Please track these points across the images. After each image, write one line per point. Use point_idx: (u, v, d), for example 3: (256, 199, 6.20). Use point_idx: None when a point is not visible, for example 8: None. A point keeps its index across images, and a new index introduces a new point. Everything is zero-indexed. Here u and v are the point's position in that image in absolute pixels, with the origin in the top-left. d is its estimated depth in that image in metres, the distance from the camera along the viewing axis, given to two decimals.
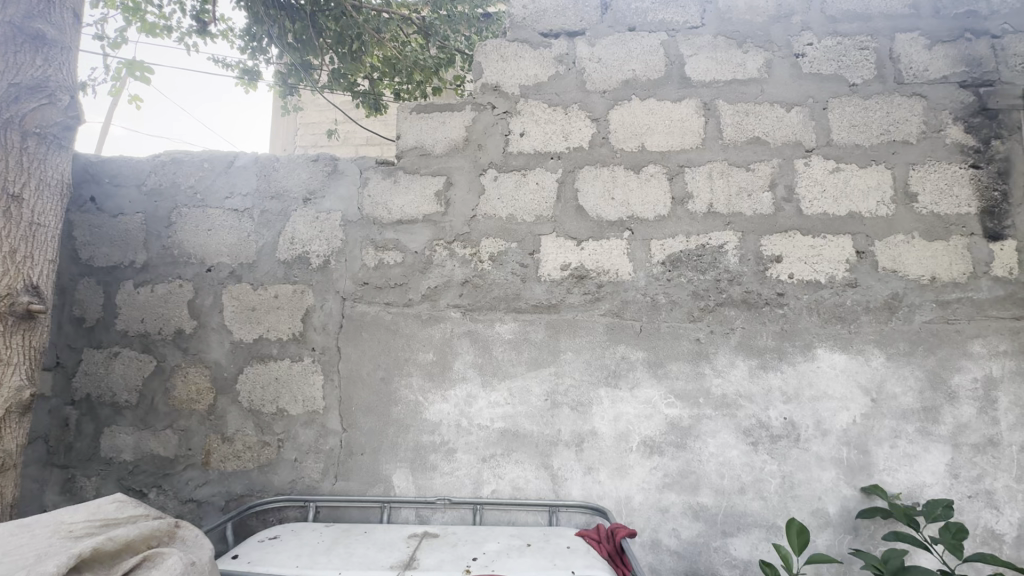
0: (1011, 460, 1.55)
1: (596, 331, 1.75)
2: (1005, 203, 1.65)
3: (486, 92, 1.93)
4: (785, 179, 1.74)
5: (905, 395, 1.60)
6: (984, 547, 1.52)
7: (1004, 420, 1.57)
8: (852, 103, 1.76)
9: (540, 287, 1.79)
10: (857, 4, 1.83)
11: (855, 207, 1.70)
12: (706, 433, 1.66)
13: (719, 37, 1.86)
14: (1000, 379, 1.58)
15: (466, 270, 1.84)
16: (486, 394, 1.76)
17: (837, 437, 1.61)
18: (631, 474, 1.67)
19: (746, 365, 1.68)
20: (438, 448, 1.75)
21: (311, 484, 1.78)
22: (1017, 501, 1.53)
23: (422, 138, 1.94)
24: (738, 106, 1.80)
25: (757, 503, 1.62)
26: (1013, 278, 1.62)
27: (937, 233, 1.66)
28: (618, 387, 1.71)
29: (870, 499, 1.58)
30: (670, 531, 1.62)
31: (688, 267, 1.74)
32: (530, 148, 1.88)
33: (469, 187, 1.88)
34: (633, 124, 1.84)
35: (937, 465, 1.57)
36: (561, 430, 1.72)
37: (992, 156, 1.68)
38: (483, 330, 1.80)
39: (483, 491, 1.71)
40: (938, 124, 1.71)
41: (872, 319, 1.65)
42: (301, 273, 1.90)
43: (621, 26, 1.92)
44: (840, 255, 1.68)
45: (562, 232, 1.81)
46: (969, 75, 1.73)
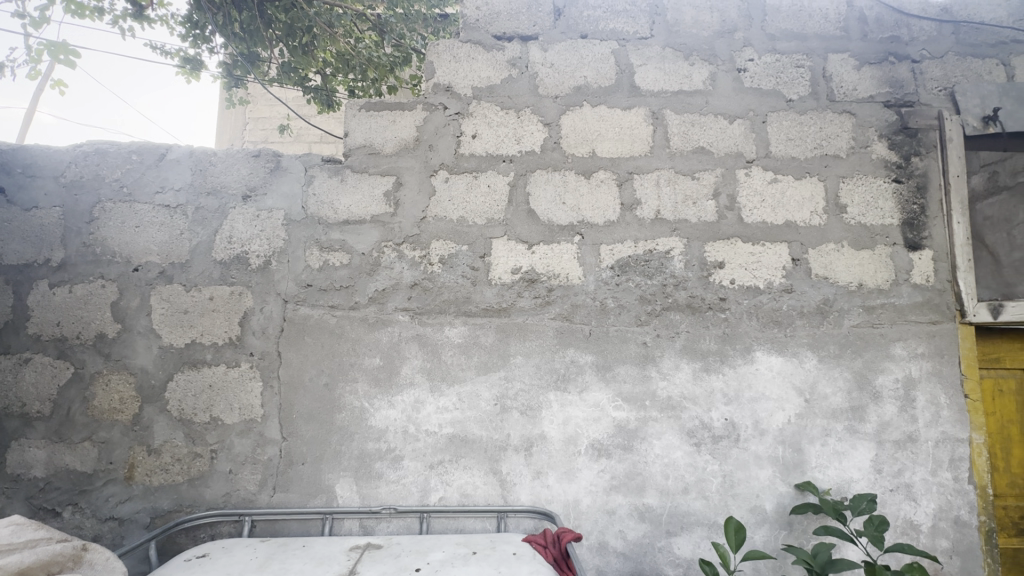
0: (927, 455, 1.67)
1: (545, 335, 1.75)
2: (922, 216, 1.79)
3: (438, 92, 1.90)
4: (727, 188, 1.81)
5: (835, 395, 1.70)
6: (903, 537, 1.62)
7: (921, 417, 1.68)
8: (788, 118, 1.85)
9: (490, 290, 1.77)
10: (795, 24, 1.93)
11: (791, 216, 1.79)
12: (652, 435, 1.69)
13: (667, 49, 1.91)
14: (918, 379, 1.70)
15: (414, 273, 1.79)
16: (434, 399, 1.73)
17: (774, 437, 1.68)
18: (579, 477, 1.68)
19: (690, 368, 1.72)
20: (383, 456, 1.70)
21: (246, 498, 1.68)
22: (933, 493, 1.65)
23: (370, 136, 1.89)
24: (684, 117, 1.86)
25: (699, 503, 1.66)
26: (930, 285, 1.75)
27: (864, 242, 1.77)
28: (567, 391, 1.72)
29: (802, 495, 1.66)
30: (616, 534, 1.64)
31: (635, 271, 1.77)
32: (482, 150, 1.86)
33: (419, 188, 1.85)
34: (584, 129, 1.86)
35: (862, 461, 1.66)
36: (510, 435, 1.70)
37: (912, 172, 1.81)
38: (432, 335, 1.76)
39: (430, 499, 1.67)
40: (864, 140, 1.83)
41: (805, 323, 1.73)
42: (238, 273, 1.80)
43: (573, 33, 1.94)
44: (777, 262, 1.76)
45: (513, 235, 1.80)
46: (892, 95, 1.86)
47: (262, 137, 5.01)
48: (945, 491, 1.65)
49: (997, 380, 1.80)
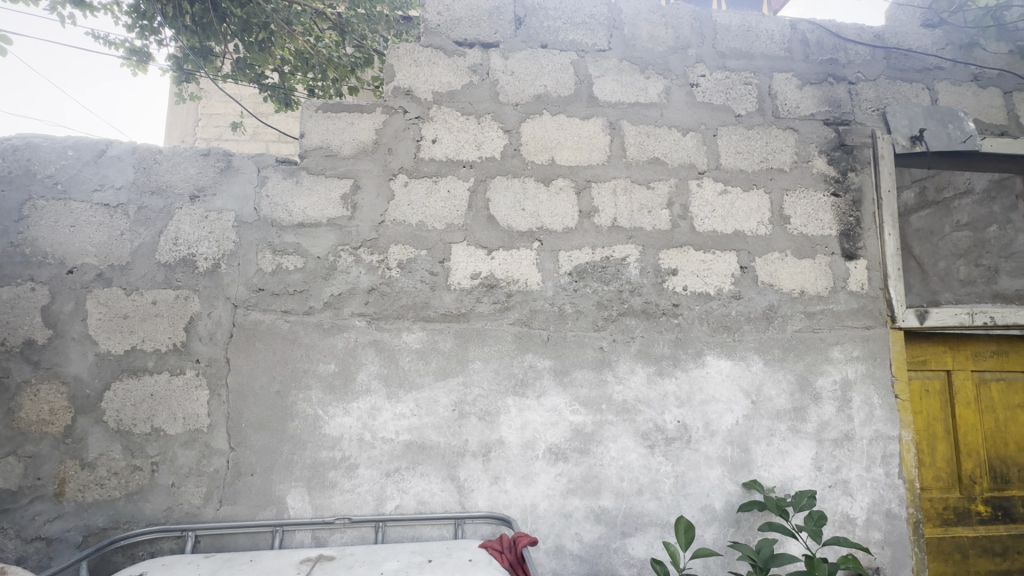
0: (862, 452, 1.77)
1: (504, 340, 1.75)
2: (858, 227, 1.90)
3: (397, 95, 1.89)
4: (680, 198, 1.88)
5: (779, 397, 1.78)
6: (840, 531, 1.71)
7: (857, 417, 1.78)
8: (737, 132, 1.94)
9: (449, 295, 1.77)
10: (743, 43, 2.02)
11: (740, 226, 1.87)
12: (608, 439, 1.73)
13: (624, 62, 1.97)
14: (854, 381, 1.80)
15: (372, 277, 1.77)
16: (390, 406, 1.70)
17: (723, 437, 1.75)
18: (536, 481, 1.69)
19: (645, 372, 1.77)
20: (337, 465, 1.66)
21: (189, 512, 1.60)
22: (867, 488, 1.75)
23: (327, 138, 1.85)
24: (640, 128, 1.92)
25: (652, 503, 1.71)
26: (865, 293, 1.86)
27: (806, 252, 1.87)
28: (525, 396, 1.73)
29: (749, 494, 1.73)
30: (573, 536, 1.67)
31: (593, 278, 1.81)
32: (442, 155, 1.86)
33: (377, 191, 1.82)
34: (543, 137, 1.89)
35: (804, 460, 1.75)
36: (468, 441, 1.70)
37: (849, 187, 1.93)
38: (390, 340, 1.74)
39: (386, 507, 1.65)
40: (806, 155, 1.94)
41: (752, 328, 1.81)
42: (184, 277, 1.73)
43: (533, 42, 1.97)
44: (726, 270, 1.84)
45: (472, 241, 1.81)
46: (831, 113, 1.98)
47: (217, 135, 4.76)
48: (878, 486, 1.75)
49: (924, 382, 1.93)
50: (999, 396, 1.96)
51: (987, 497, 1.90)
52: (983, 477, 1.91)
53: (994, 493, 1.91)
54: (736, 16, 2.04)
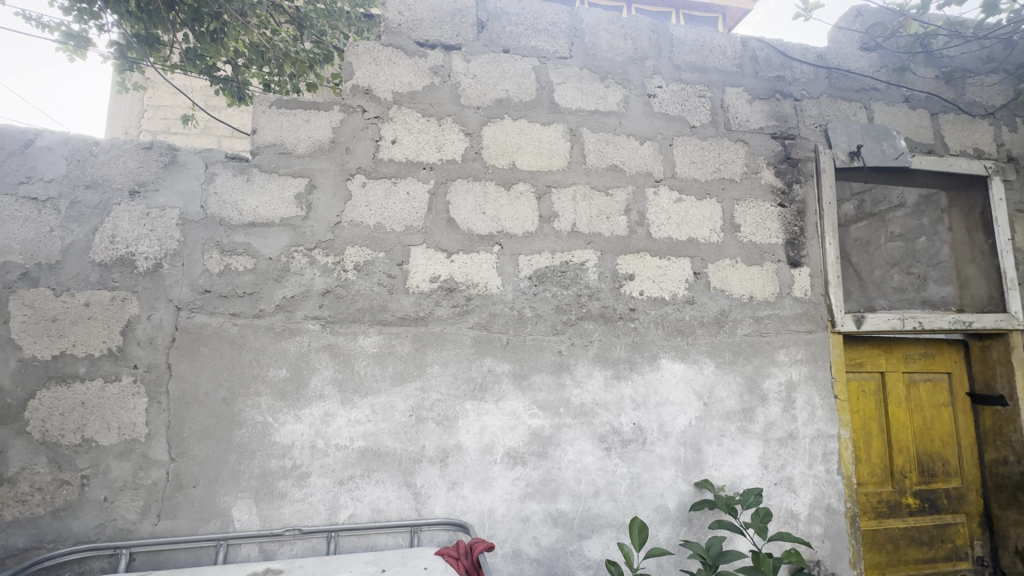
0: (805, 450, 1.86)
1: (463, 343, 1.74)
2: (802, 237, 2.00)
3: (356, 94, 1.85)
4: (637, 205, 1.92)
5: (728, 399, 1.84)
6: (784, 526, 1.79)
7: (800, 417, 1.88)
8: (692, 142, 2.01)
9: (407, 299, 1.74)
10: (698, 57, 2.10)
11: (693, 234, 1.93)
12: (565, 442, 1.75)
13: (584, 70, 2.00)
14: (798, 383, 1.89)
15: (327, 280, 1.72)
16: (345, 412, 1.66)
17: (677, 438, 1.80)
18: (494, 486, 1.69)
19: (602, 375, 1.80)
20: (288, 474, 1.60)
21: (124, 527, 1.50)
22: (809, 485, 1.84)
23: (281, 135, 1.79)
24: (599, 136, 1.95)
25: (608, 505, 1.74)
26: (807, 299, 1.96)
27: (755, 259, 1.95)
28: (484, 400, 1.73)
29: (700, 493, 1.78)
30: (530, 540, 1.68)
31: (552, 282, 1.83)
32: (401, 156, 1.84)
33: (333, 191, 1.78)
34: (504, 142, 1.90)
35: (752, 459, 1.82)
36: (426, 446, 1.68)
37: (793, 199, 2.03)
38: (345, 344, 1.69)
39: (339, 516, 1.60)
40: (755, 167, 2.03)
41: (705, 332, 1.87)
42: (122, 277, 1.63)
43: (496, 46, 1.97)
44: (681, 275, 1.90)
45: (431, 244, 1.79)
46: (778, 128, 2.08)
47: (164, 127, 4.36)
48: (819, 482, 1.85)
49: (860, 383, 2.05)
50: (926, 396, 2.10)
51: (916, 490, 2.03)
52: (912, 471, 2.04)
53: (922, 486, 2.04)
54: (691, 31, 2.11)
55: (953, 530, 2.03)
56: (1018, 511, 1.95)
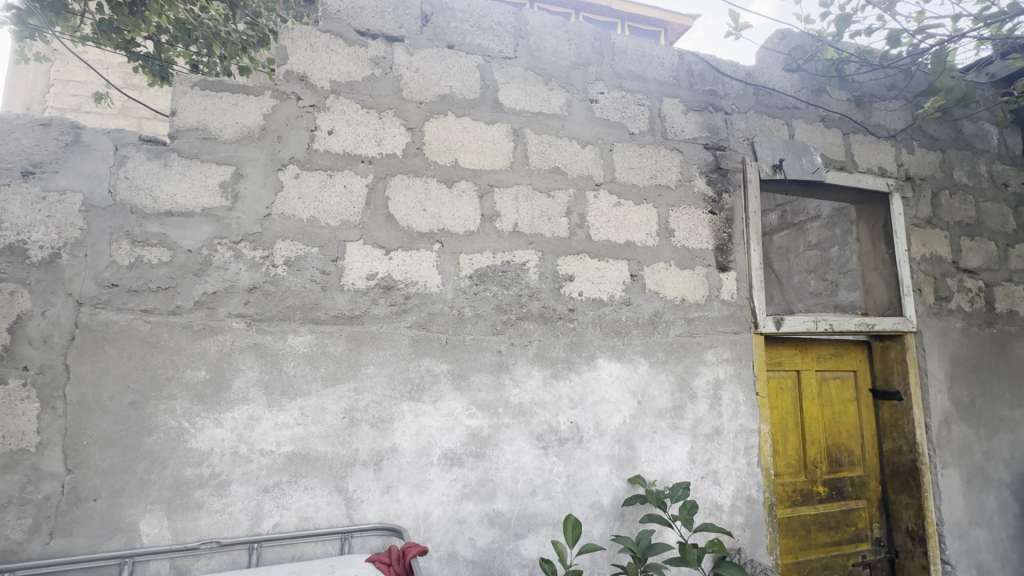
0: (728, 445, 1.97)
1: (400, 343, 1.70)
2: (730, 243, 2.12)
3: (290, 80, 1.76)
4: (578, 208, 1.96)
5: (661, 397, 1.92)
6: (708, 517, 1.89)
7: (725, 413, 1.98)
8: (631, 149, 2.07)
9: (341, 297, 1.68)
10: (638, 67, 2.17)
11: (630, 237, 2.00)
12: (503, 442, 1.75)
13: (529, 71, 2.02)
14: (724, 381, 2.00)
15: (254, 275, 1.62)
16: (271, 416, 1.57)
17: (612, 436, 1.85)
18: (430, 488, 1.66)
19: (541, 374, 1.81)
20: (205, 483, 1.49)
21: (8, 549, 1.34)
22: (732, 477, 1.95)
23: (205, 119, 1.67)
24: (542, 138, 1.97)
25: (545, 503, 1.76)
26: (734, 301, 2.08)
27: (687, 263, 2.04)
28: (421, 401, 1.69)
29: (632, 488, 1.85)
30: (466, 542, 1.67)
31: (493, 281, 1.82)
32: (338, 148, 1.76)
33: (263, 181, 1.68)
34: (447, 138, 1.87)
35: (681, 454, 1.91)
36: (359, 450, 1.62)
37: (723, 207, 2.14)
38: (273, 344, 1.60)
39: (262, 526, 1.52)
40: (689, 175, 2.12)
41: (640, 333, 1.94)
42: (12, 268, 1.45)
43: (440, 41, 1.94)
44: (618, 277, 1.95)
45: (369, 240, 1.73)
46: (710, 139, 2.19)
47: (74, 105, 3.89)
48: (741, 475, 1.96)
49: (779, 380, 2.20)
50: (836, 392, 2.29)
51: (826, 479, 2.21)
52: (823, 462, 2.22)
53: (831, 475, 2.22)
54: (632, 41, 2.17)
55: (856, 515, 2.23)
56: (909, 494, 2.17)
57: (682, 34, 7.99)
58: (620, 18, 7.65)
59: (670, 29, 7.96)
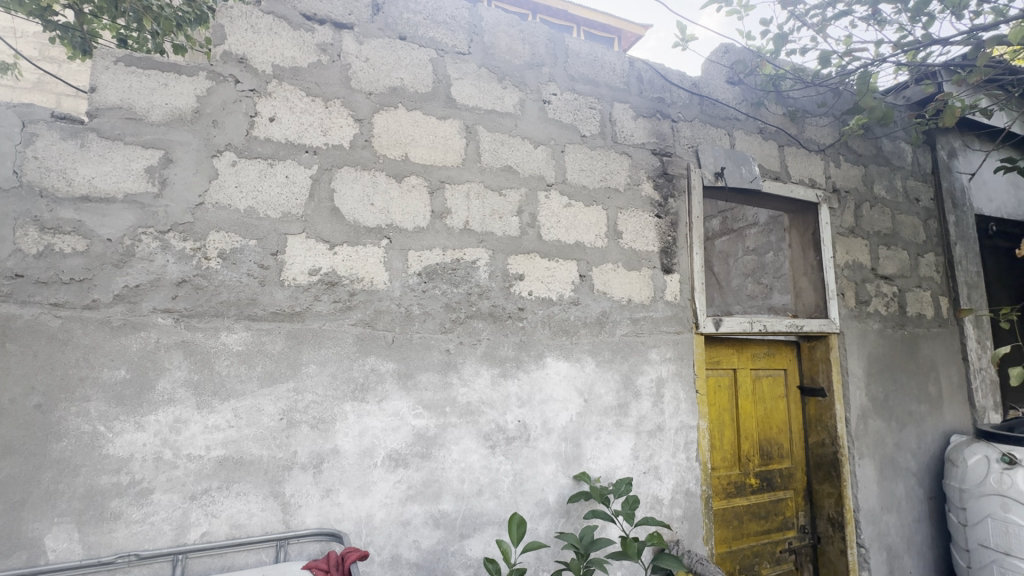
0: (669, 441, 2.04)
1: (344, 341, 1.64)
2: (674, 246, 2.19)
3: (228, 62, 1.65)
4: (529, 207, 1.97)
5: (606, 395, 1.96)
6: (649, 510, 1.96)
7: (667, 411, 2.06)
8: (582, 151, 2.11)
9: (281, 292, 1.60)
10: (590, 70, 2.20)
11: (580, 238, 2.03)
12: (450, 442, 1.73)
13: (482, 68, 2.00)
14: (666, 379, 2.08)
15: (183, 268, 1.51)
16: (200, 418, 1.47)
17: (559, 434, 1.87)
18: (374, 490, 1.61)
19: (489, 374, 1.81)
20: (123, 492, 1.38)
21: None
22: (672, 472, 2.02)
23: (129, 98, 1.54)
24: (495, 136, 1.97)
25: (491, 502, 1.76)
26: (677, 302, 2.16)
27: (634, 265, 2.10)
28: (365, 401, 1.64)
29: (577, 485, 1.88)
30: (410, 544, 1.64)
31: (442, 279, 1.79)
32: (280, 136, 1.68)
33: (195, 167, 1.57)
34: (397, 132, 1.83)
35: (625, 450, 1.96)
36: (297, 452, 1.55)
37: (668, 211, 2.22)
38: (203, 342, 1.50)
39: (189, 536, 1.42)
40: (637, 179, 2.19)
41: (587, 332, 1.97)
42: None
43: (391, 32, 1.89)
44: (567, 277, 1.98)
45: (312, 234, 1.66)
46: (657, 145, 2.26)
47: None
48: (680, 469, 2.04)
49: (717, 378, 2.31)
50: (768, 389, 2.43)
51: (757, 471, 2.34)
52: (755, 455, 2.35)
53: (762, 468, 2.35)
54: (585, 45, 2.21)
55: (783, 504, 2.38)
56: (831, 484, 2.34)
57: (634, 43, 8.21)
58: (576, 22, 7.75)
59: (623, 37, 8.17)
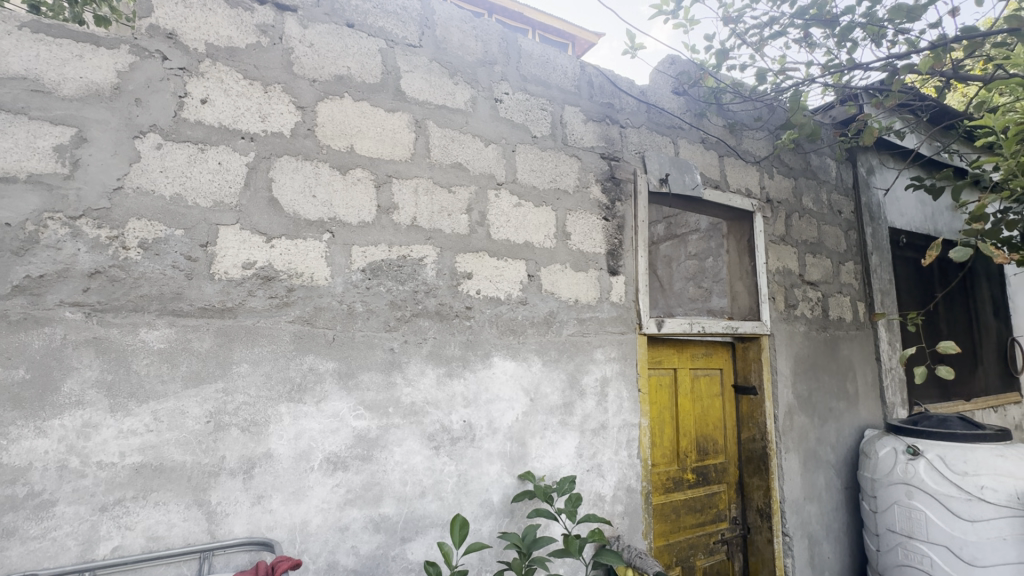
0: (612, 439, 2.09)
1: (280, 339, 1.55)
2: (620, 249, 2.25)
3: (154, 36, 1.52)
4: (479, 205, 1.95)
5: (552, 394, 1.98)
6: (592, 507, 2.00)
7: (610, 409, 2.10)
8: (532, 152, 2.12)
9: (211, 286, 1.49)
10: (542, 72, 2.22)
11: (529, 238, 2.04)
12: (392, 443, 1.68)
13: (434, 63, 1.96)
14: (610, 378, 2.12)
15: (97, 258, 1.38)
16: (114, 422, 1.35)
17: (504, 434, 1.87)
18: (310, 495, 1.54)
19: (434, 373, 1.77)
20: (20, 505, 1.24)
21: None
22: (614, 469, 2.07)
23: (36, 67, 1.38)
24: (445, 132, 1.94)
25: (434, 504, 1.72)
26: (622, 304, 2.21)
27: (581, 266, 2.14)
28: (302, 402, 1.56)
29: (521, 484, 1.88)
30: (348, 550, 1.57)
31: (387, 276, 1.74)
32: (213, 119, 1.57)
33: (114, 148, 1.43)
34: (342, 122, 1.75)
35: (569, 449, 1.99)
36: (225, 457, 1.45)
37: (615, 214, 2.27)
38: (119, 339, 1.38)
39: (97, 552, 1.29)
40: (586, 181, 2.22)
41: (535, 332, 1.98)
42: None
43: (339, 18, 1.81)
44: (515, 277, 1.98)
45: (247, 225, 1.56)
46: (605, 149, 2.31)
47: None
48: (622, 466, 2.09)
49: (659, 377, 2.39)
50: (705, 388, 2.54)
51: (694, 467, 2.44)
52: (692, 451, 2.45)
53: (698, 463, 2.46)
54: (537, 47, 2.22)
55: (717, 497, 2.50)
56: (760, 477, 2.49)
57: (587, 50, 8.38)
58: (531, 25, 7.80)
59: (577, 43, 8.32)
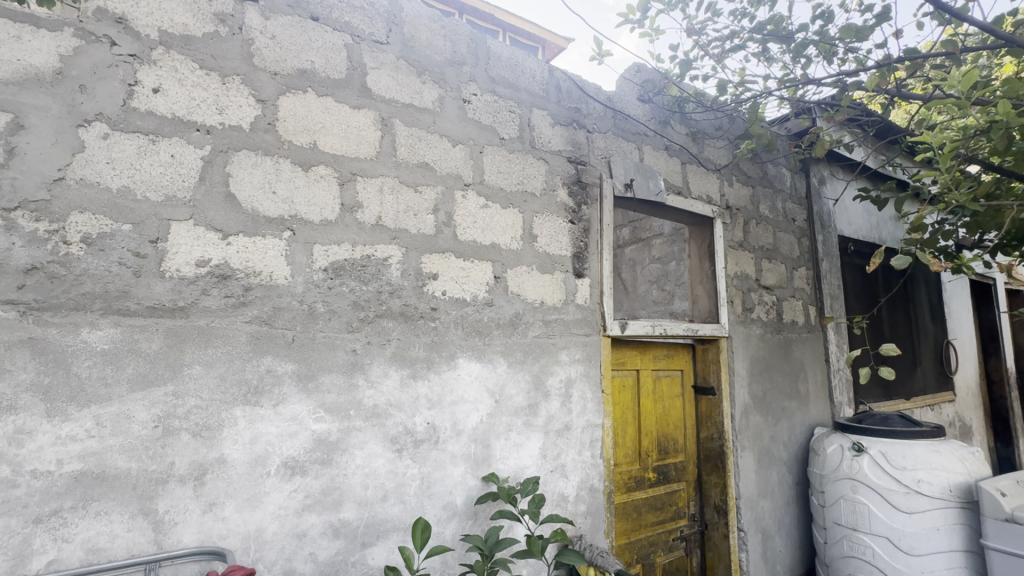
0: (575, 440, 2.11)
1: (236, 340, 1.50)
2: (585, 252, 2.28)
3: (102, 20, 1.44)
4: (445, 206, 1.94)
5: (517, 395, 1.98)
6: (557, 507, 2.02)
7: (574, 410, 2.13)
8: (500, 153, 2.12)
9: (161, 285, 1.42)
10: (511, 75, 2.22)
11: (496, 240, 2.04)
12: (354, 446, 1.64)
13: (401, 60, 1.94)
14: (575, 379, 2.15)
15: (33, 253, 1.29)
16: (51, 428, 1.26)
17: (468, 436, 1.86)
18: (266, 502, 1.49)
19: (398, 375, 1.74)
20: None
21: None
22: (578, 469, 2.10)
23: None
24: (412, 130, 1.91)
25: (396, 508, 1.70)
26: (587, 306, 2.24)
27: (547, 268, 2.15)
28: (258, 405, 1.51)
29: (485, 486, 1.88)
30: (305, 557, 1.53)
31: (350, 276, 1.70)
32: (166, 110, 1.49)
33: (55, 137, 1.35)
34: (304, 117, 1.70)
35: (533, 450, 2.00)
36: (174, 464, 1.38)
37: (581, 218, 2.29)
38: (58, 340, 1.29)
39: (29, 566, 1.21)
40: (553, 184, 2.24)
41: (500, 333, 1.98)
42: None
43: (303, 11, 1.76)
44: (481, 278, 1.97)
45: (202, 221, 1.49)
46: (572, 153, 2.33)
47: None
48: (585, 466, 2.12)
49: (622, 378, 2.43)
50: (666, 389, 2.61)
51: (655, 466, 2.49)
52: (653, 450, 2.50)
53: (659, 462, 2.52)
54: (507, 49, 2.22)
55: (676, 495, 2.56)
56: (717, 475, 2.57)
57: (557, 54, 8.47)
58: (501, 26, 7.82)
59: (547, 47, 8.39)
